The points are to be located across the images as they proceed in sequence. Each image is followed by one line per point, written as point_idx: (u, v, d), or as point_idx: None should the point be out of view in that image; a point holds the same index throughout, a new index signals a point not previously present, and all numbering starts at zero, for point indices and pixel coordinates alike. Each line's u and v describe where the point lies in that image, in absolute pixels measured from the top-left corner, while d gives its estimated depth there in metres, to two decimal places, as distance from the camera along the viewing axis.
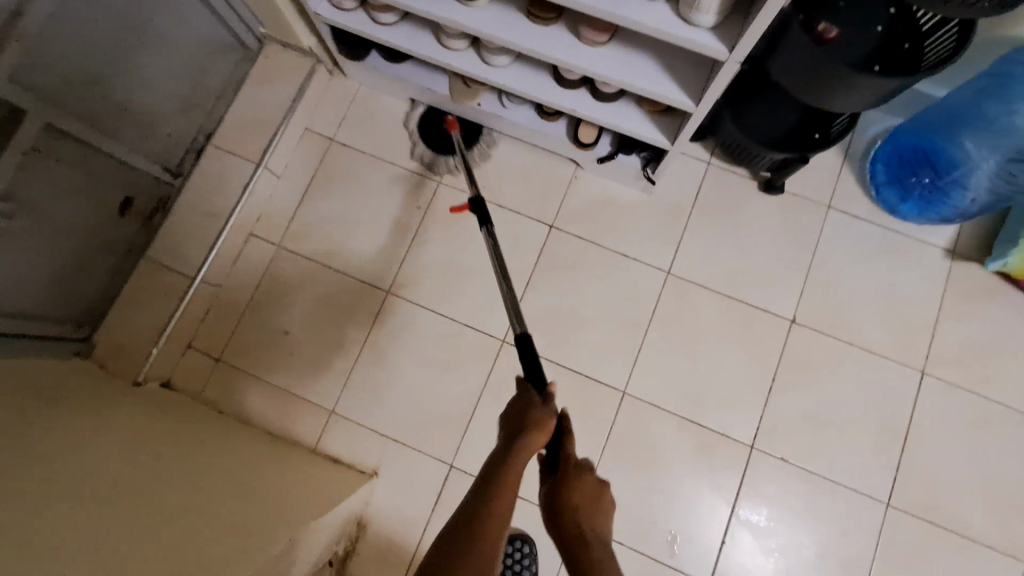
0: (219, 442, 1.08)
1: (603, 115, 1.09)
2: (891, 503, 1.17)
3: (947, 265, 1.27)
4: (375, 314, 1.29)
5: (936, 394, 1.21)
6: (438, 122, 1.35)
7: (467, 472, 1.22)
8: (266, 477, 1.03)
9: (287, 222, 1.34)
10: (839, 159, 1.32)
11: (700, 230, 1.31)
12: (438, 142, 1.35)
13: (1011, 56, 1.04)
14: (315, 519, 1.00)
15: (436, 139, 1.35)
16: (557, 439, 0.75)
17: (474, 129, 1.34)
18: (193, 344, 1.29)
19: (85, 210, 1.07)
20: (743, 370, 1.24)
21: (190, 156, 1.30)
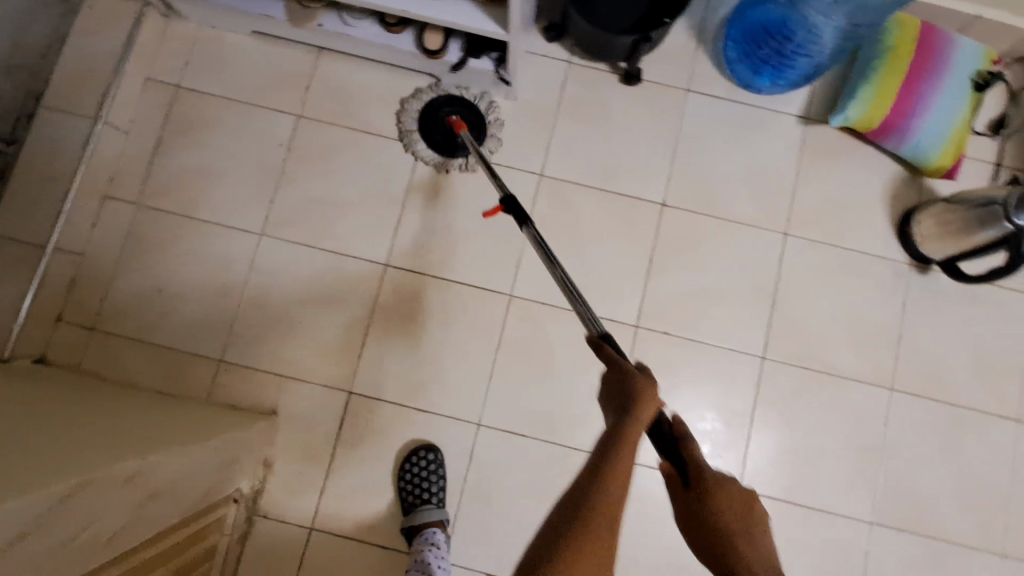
0: (101, 412, 1.06)
1: (436, 13, 1.06)
2: (768, 357, 1.24)
3: (799, 129, 1.33)
4: (252, 258, 1.26)
5: (800, 252, 1.29)
6: (438, 118, 1.28)
7: (368, 396, 1.23)
8: (155, 423, 1.03)
9: (143, 177, 1.28)
10: (692, 41, 1.35)
11: (567, 128, 1.32)
12: (446, 144, 1.27)
13: None
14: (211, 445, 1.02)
15: (438, 134, 1.27)
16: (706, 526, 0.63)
17: (474, 115, 1.28)
18: (64, 317, 1.23)
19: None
20: (623, 258, 1.28)
21: (23, 122, 1.23)
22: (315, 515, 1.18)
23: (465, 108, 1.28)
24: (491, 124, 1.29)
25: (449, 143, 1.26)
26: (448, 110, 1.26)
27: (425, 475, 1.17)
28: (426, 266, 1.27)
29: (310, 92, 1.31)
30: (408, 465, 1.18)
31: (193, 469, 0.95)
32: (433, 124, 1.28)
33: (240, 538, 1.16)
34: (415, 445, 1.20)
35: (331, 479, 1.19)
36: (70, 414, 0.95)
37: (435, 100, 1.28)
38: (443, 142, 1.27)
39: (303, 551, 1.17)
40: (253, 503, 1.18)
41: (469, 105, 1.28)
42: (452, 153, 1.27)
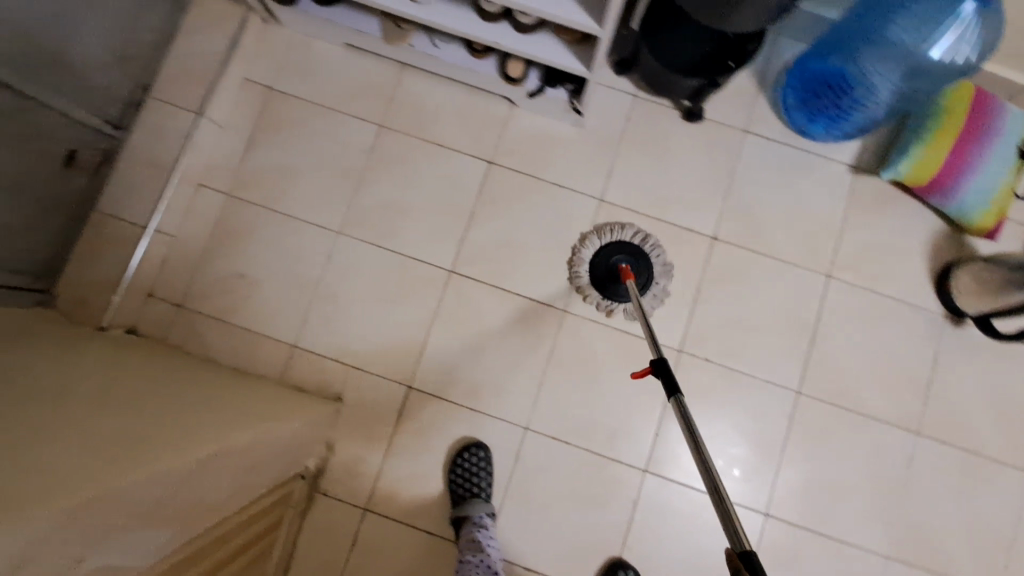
0: (172, 382, 1.12)
1: (525, 47, 1.14)
2: (801, 391, 1.33)
3: (850, 178, 1.40)
4: (327, 254, 1.35)
5: (841, 295, 1.36)
6: (609, 264, 1.33)
7: (425, 392, 1.32)
8: (213, 408, 1.06)
9: (233, 170, 1.39)
10: (754, 85, 1.41)
11: (630, 157, 1.40)
12: (604, 280, 1.32)
13: None
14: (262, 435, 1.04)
15: (600, 274, 1.32)
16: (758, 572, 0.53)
17: (647, 272, 1.32)
18: (155, 293, 1.35)
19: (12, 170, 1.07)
20: (673, 286, 1.36)
21: (130, 110, 1.31)
22: (369, 497, 1.29)
23: (639, 259, 1.33)
24: (656, 288, 1.33)
25: (613, 287, 1.31)
26: (620, 261, 1.31)
27: (476, 471, 1.27)
28: (487, 276, 1.36)
29: (392, 103, 1.40)
30: (459, 461, 1.27)
31: (246, 463, 0.99)
32: (601, 271, 1.32)
33: (301, 512, 1.26)
34: (466, 442, 1.29)
35: (387, 465, 1.30)
36: (139, 392, 0.99)
37: (608, 246, 1.33)
38: (604, 280, 1.32)
39: (356, 529, 1.28)
40: (314, 481, 1.29)
41: (642, 258, 1.33)
42: (607, 290, 1.32)
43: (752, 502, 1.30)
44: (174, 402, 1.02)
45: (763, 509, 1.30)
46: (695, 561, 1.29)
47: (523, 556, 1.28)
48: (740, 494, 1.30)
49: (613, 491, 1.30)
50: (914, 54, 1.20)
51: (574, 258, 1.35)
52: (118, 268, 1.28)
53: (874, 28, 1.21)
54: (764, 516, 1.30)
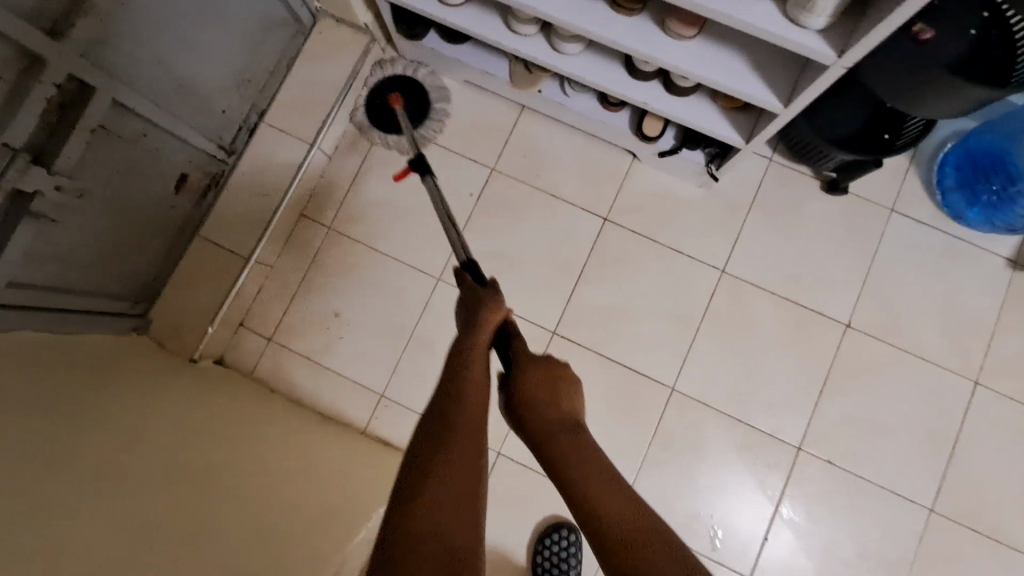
0: (250, 455, 0.96)
1: (676, 110, 1.05)
2: (935, 509, 1.18)
3: (1009, 274, 1.24)
4: (425, 301, 1.29)
5: (988, 405, 1.21)
6: (379, 102, 1.25)
7: (514, 460, 1.23)
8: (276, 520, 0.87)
9: (337, 204, 1.33)
10: (906, 160, 1.28)
11: (758, 227, 1.28)
12: (378, 114, 1.25)
13: None
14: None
15: (376, 112, 1.26)
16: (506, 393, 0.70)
17: (419, 102, 1.27)
18: (245, 323, 1.31)
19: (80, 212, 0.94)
20: (795, 373, 1.23)
21: (243, 134, 1.26)
22: None
23: (405, 91, 1.26)
24: (432, 115, 1.29)
25: (386, 119, 1.24)
26: (392, 92, 1.23)
27: (563, 557, 1.17)
28: (592, 342, 1.26)
29: (506, 147, 1.33)
30: (546, 542, 1.18)
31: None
32: (376, 107, 1.25)
33: None
34: (555, 521, 1.20)
35: None
36: (200, 499, 0.82)
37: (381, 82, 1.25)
38: (379, 117, 1.25)
39: None
40: None
41: (416, 93, 1.26)
42: (391, 129, 1.26)
43: None
44: (239, 512, 0.84)
45: None
46: None
47: None
48: None
49: None
50: None
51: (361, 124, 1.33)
52: (213, 296, 1.24)
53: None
54: None
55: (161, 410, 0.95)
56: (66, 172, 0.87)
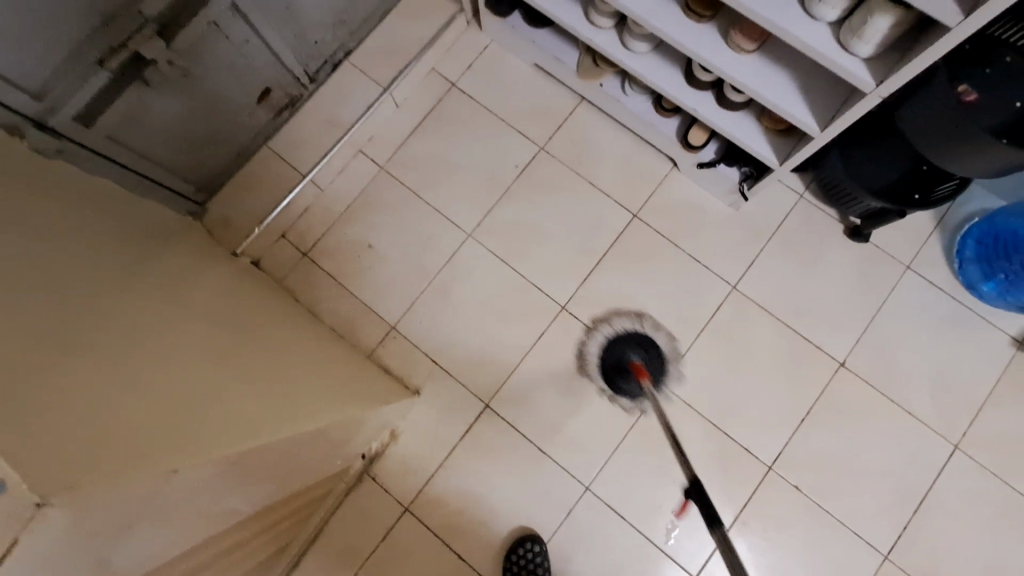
0: (265, 334, 1.03)
1: (721, 121, 1.13)
2: (890, 558, 1.20)
3: (1010, 352, 1.27)
4: (452, 252, 1.38)
5: (964, 471, 1.23)
6: (621, 357, 1.29)
7: (500, 415, 1.30)
8: (296, 379, 0.96)
9: (395, 147, 1.43)
10: (931, 225, 1.33)
11: (775, 254, 1.34)
12: (613, 372, 1.29)
13: None
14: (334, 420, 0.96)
15: (614, 367, 1.29)
16: None
17: (657, 365, 1.29)
18: (286, 236, 1.40)
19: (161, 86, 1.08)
20: (783, 398, 1.28)
21: (326, 67, 1.38)
22: (414, 498, 1.27)
23: (650, 353, 1.30)
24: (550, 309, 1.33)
25: (620, 380, 1.28)
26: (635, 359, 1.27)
27: (531, 568, 1.20)
28: (596, 324, 1.33)
29: (559, 131, 1.42)
30: (514, 556, 1.22)
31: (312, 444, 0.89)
32: (611, 365, 1.29)
33: (348, 489, 1.25)
34: (521, 536, 1.24)
35: (441, 472, 1.28)
36: (220, 335, 0.89)
37: (619, 341, 1.30)
38: (618, 375, 1.28)
39: (391, 525, 1.26)
40: (368, 464, 1.27)
41: (601, 195, 1.39)
42: (617, 386, 1.28)
43: None
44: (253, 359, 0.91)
45: None
46: None
47: None
48: None
49: None
50: None
51: (603, 298, 1.34)
52: (266, 203, 1.36)
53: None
54: None
55: (200, 279, 1.05)
56: (178, 51, 1.02)
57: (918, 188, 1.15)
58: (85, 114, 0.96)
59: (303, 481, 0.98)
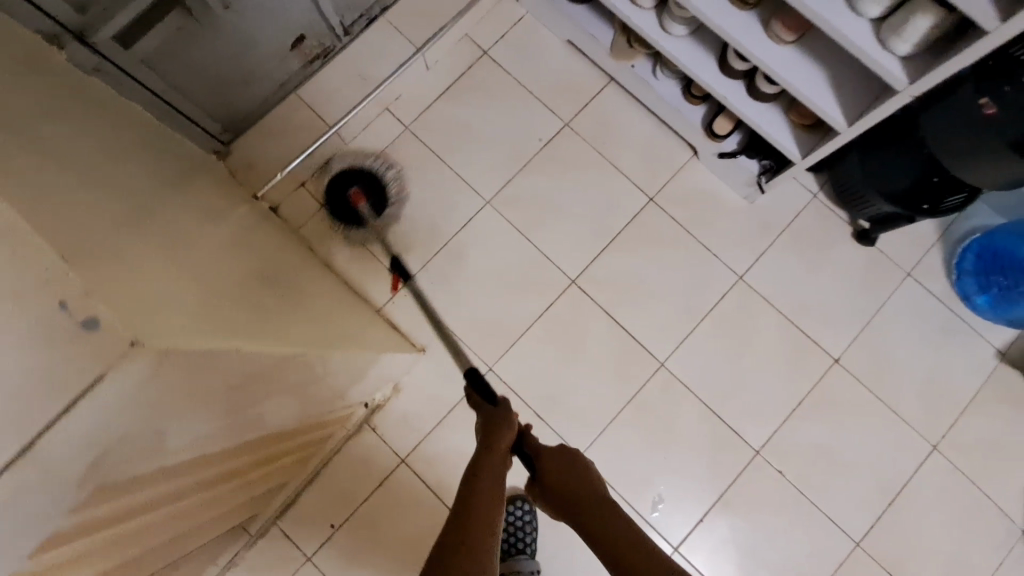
0: (283, 274, 1.03)
1: (749, 111, 1.16)
2: (861, 545, 1.27)
3: (992, 363, 1.34)
4: (469, 216, 1.40)
5: (937, 470, 1.30)
6: (343, 191, 1.38)
7: (501, 379, 1.34)
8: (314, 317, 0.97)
9: (422, 109, 1.44)
10: (935, 235, 1.37)
11: (783, 249, 1.38)
12: (340, 210, 1.37)
13: None
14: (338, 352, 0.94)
15: (340, 213, 1.37)
16: (519, 440, 0.80)
17: (379, 193, 1.39)
18: (305, 185, 1.41)
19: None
20: (779, 384, 1.31)
21: (362, 21, 1.35)
22: (411, 452, 1.30)
23: (373, 187, 1.39)
24: (557, 283, 1.37)
25: (343, 212, 1.37)
26: (354, 187, 1.36)
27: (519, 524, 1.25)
28: (605, 301, 1.36)
29: (584, 109, 1.44)
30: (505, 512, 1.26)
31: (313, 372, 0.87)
32: (338, 205, 1.37)
33: (348, 435, 1.29)
34: (513, 494, 1.28)
35: (440, 427, 1.32)
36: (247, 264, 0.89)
37: (346, 172, 1.39)
38: (343, 214, 1.37)
39: (385, 475, 1.30)
40: (369, 414, 1.31)
41: (619, 175, 1.41)
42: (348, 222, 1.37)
43: None
44: (278, 294, 0.91)
45: None
46: None
47: None
48: None
49: None
50: None
51: (611, 275, 1.37)
52: (291, 150, 1.37)
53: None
54: None
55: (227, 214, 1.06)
56: None
57: (930, 199, 1.19)
58: (122, 36, 0.96)
59: (314, 415, 1.01)
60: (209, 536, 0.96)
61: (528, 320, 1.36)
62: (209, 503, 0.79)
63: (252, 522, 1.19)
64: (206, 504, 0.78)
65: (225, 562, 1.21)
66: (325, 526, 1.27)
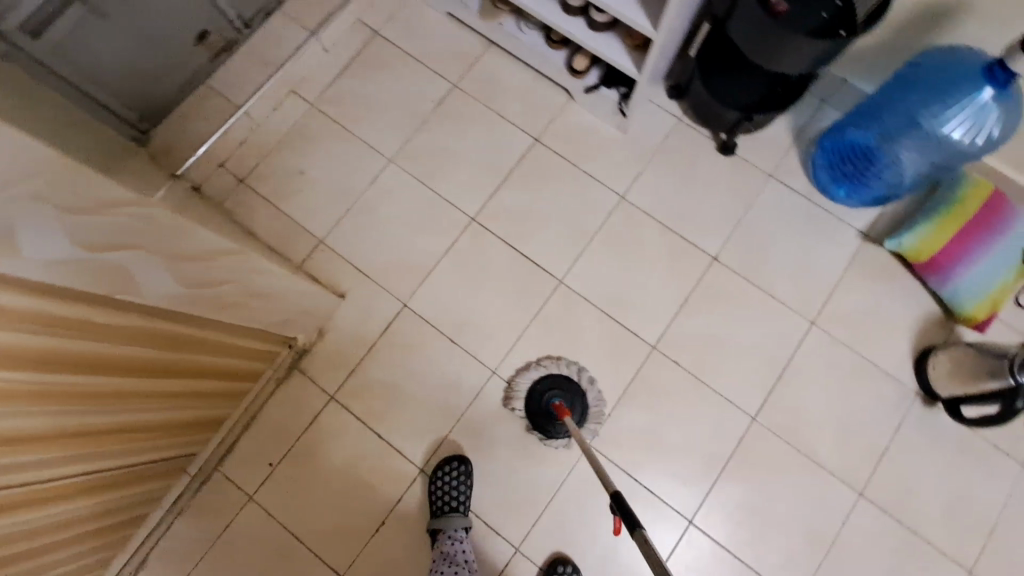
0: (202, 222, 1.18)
1: (591, 41, 1.33)
2: (757, 419, 1.39)
3: (857, 243, 1.48)
4: (375, 174, 1.55)
5: (818, 343, 1.43)
6: (544, 401, 1.37)
7: (417, 314, 1.46)
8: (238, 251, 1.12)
9: (323, 86, 1.61)
10: (790, 139, 1.53)
11: (658, 168, 1.53)
12: (544, 419, 1.36)
13: (916, 60, 1.27)
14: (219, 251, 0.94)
15: (540, 418, 1.37)
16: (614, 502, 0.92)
17: (580, 403, 1.37)
18: (225, 164, 1.56)
19: (96, 19, 1.29)
20: (664, 286, 1.46)
21: (260, 16, 1.58)
22: (339, 388, 1.42)
23: (573, 395, 1.38)
24: (459, 223, 1.51)
25: (550, 424, 1.35)
26: (555, 400, 1.35)
27: (455, 485, 1.33)
28: (503, 233, 1.50)
29: (469, 70, 1.61)
30: (440, 472, 1.34)
31: (193, 272, 0.89)
32: (539, 412, 1.37)
33: (279, 378, 1.40)
34: (449, 456, 1.36)
35: (364, 363, 1.43)
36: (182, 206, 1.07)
37: (542, 381, 1.39)
38: (544, 423, 1.36)
39: (318, 412, 1.41)
40: (297, 358, 1.43)
41: (506, 123, 1.58)
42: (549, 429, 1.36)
43: (681, 506, 1.36)
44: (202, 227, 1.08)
45: (688, 516, 1.36)
46: (610, 544, 1.35)
47: (494, 526, 1.35)
48: (673, 497, 1.36)
49: (556, 454, 1.38)
50: (934, 133, 1.25)
51: (508, 211, 1.52)
52: (206, 132, 1.52)
53: (910, 116, 1.28)
54: (688, 530, 1.35)
55: None
56: None
57: (773, 104, 1.36)
58: (32, 27, 1.19)
59: (233, 339, 1.15)
60: (142, 453, 1.08)
61: (436, 258, 1.49)
62: (131, 401, 0.92)
63: (190, 461, 1.30)
64: (128, 400, 0.91)
65: (169, 503, 1.31)
66: (264, 463, 1.37)
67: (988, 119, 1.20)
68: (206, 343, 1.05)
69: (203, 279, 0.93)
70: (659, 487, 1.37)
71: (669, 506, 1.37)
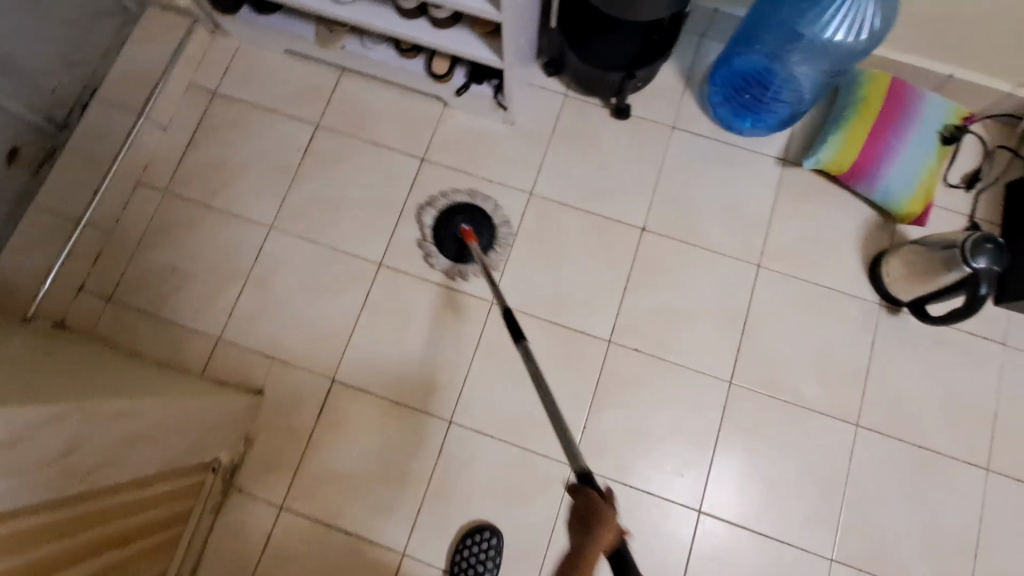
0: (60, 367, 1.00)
1: (442, 41, 1.20)
2: (734, 381, 1.31)
3: (778, 170, 1.41)
4: (258, 247, 1.38)
5: (771, 284, 1.35)
6: (450, 226, 1.34)
7: (349, 384, 1.31)
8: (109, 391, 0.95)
9: (173, 168, 1.42)
10: (681, 83, 1.45)
11: (559, 152, 1.42)
12: (458, 251, 1.33)
13: None
14: (58, 416, 0.77)
15: (454, 250, 1.33)
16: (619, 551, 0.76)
17: (487, 229, 1.34)
18: (86, 286, 1.35)
19: None
20: (600, 273, 1.35)
21: (76, 112, 1.38)
22: (286, 494, 1.25)
23: (477, 217, 1.34)
24: (367, 273, 1.36)
25: (460, 252, 1.32)
26: (463, 225, 1.31)
27: (482, 558, 1.19)
28: (416, 268, 1.36)
29: (329, 105, 1.45)
30: (469, 541, 1.21)
31: (28, 456, 0.72)
32: (451, 246, 1.33)
33: (216, 506, 1.23)
34: (481, 524, 1.23)
35: (307, 458, 1.27)
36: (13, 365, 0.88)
37: (447, 210, 1.34)
38: (458, 253, 1.33)
39: (270, 529, 1.24)
40: (231, 477, 1.26)
41: (385, 150, 1.43)
42: (466, 259, 1.33)
43: (686, 497, 1.26)
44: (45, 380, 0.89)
45: (696, 506, 1.26)
46: None
47: None
48: (675, 490, 1.26)
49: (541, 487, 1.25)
50: (818, 40, 1.17)
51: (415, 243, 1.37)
52: (49, 257, 1.30)
53: (788, 29, 1.20)
54: (699, 516, 1.26)
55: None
56: None
57: (654, 55, 1.27)
58: None
59: (142, 486, 0.98)
60: None
61: (353, 318, 1.34)
62: None
63: None
64: None
65: None
66: None
67: (865, 12, 1.11)
68: (107, 505, 0.89)
69: (50, 456, 0.75)
70: (658, 485, 1.26)
71: (673, 501, 1.26)
